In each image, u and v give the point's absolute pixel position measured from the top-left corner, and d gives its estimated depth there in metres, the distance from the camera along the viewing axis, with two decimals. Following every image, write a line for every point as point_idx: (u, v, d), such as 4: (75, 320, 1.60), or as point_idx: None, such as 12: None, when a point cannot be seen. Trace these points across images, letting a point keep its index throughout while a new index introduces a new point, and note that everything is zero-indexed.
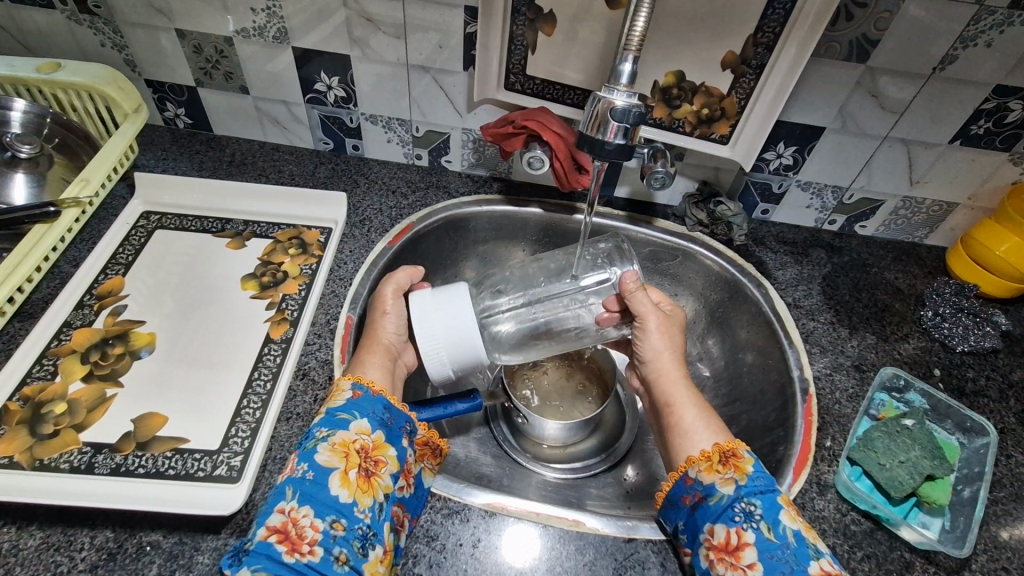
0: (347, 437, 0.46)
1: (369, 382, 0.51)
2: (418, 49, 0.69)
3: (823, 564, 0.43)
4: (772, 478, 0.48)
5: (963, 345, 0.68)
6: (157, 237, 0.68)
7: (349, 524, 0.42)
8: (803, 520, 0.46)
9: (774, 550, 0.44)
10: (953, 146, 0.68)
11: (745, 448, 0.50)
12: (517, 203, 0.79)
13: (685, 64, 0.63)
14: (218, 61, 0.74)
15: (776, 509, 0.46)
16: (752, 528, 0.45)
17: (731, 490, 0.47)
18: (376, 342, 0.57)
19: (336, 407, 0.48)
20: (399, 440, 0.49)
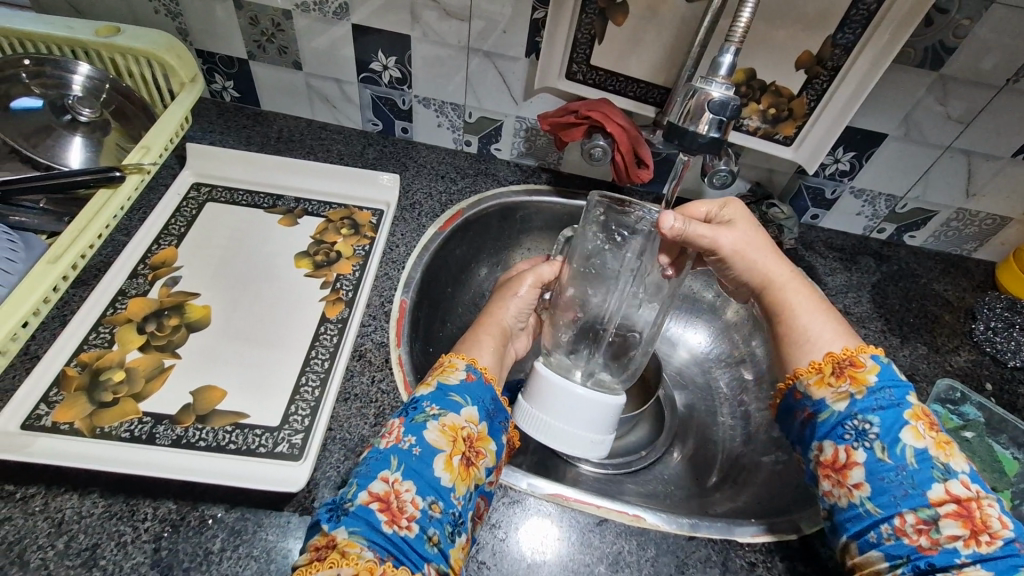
0: (457, 422, 0.46)
1: (481, 369, 0.52)
2: (481, 33, 0.68)
3: (949, 487, 0.40)
4: (898, 388, 0.45)
5: (1015, 360, 0.68)
6: (209, 210, 0.68)
7: (445, 508, 0.42)
8: (933, 436, 0.42)
9: (887, 471, 0.42)
10: (1016, 160, 0.68)
11: (867, 356, 0.46)
12: (567, 196, 0.78)
13: (756, 62, 0.62)
14: (274, 34, 0.73)
15: (897, 426, 0.43)
16: (864, 447, 0.43)
17: (844, 406, 0.45)
18: (492, 321, 0.59)
19: (450, 385, 0.48)
20: (497, 430, 0.49)
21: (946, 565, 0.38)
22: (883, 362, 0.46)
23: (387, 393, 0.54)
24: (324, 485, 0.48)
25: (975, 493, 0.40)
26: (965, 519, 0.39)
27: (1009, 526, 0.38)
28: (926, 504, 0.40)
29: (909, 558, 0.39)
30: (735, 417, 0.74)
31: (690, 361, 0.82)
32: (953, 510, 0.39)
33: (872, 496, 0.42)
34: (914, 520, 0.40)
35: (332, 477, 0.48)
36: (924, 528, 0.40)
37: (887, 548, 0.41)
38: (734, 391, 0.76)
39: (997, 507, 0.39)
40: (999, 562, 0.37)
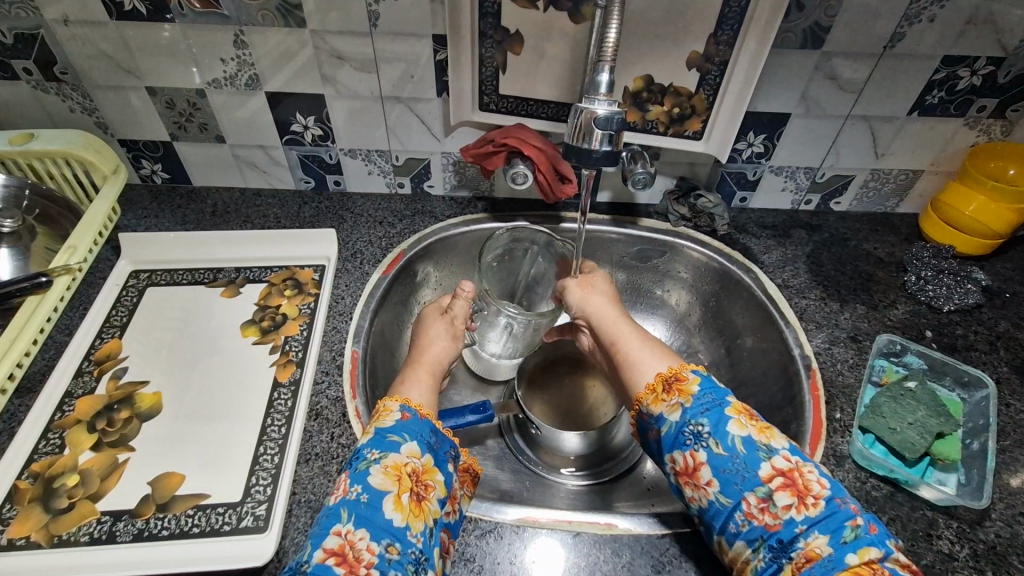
0: (398, 461, 0.46)
1: (416, 406, 0.51)
2: (391, 81, 0.70)
3: (774, 462, 0.44)
4: (718, 390, 0.48)
5: (948, 305, 0.71)
6: (149, 295, 0.68)
7: (403, 548, 0.41)
8: (753, 424, 0.46)
9: (726, 463, 0.45)
10: (912, 117, 0.72)
11: (689, 369, 0.50)
12: (504, 220, 0.81)
13: (651, 68, 0.65)
14: (191, 113, 0.75)
15: (723, 422, 0.46)
16: (703, 447, 0.46)
17: (679, 416, 0.48)
18: (425, 360, 0.58)
19: (387, 429, 0.48)
20: (441, 461, 0.49)
21: (788, 535, 0.41)
22: (703, 372, 0.50)
23: (348, 446, 0.55)
24: (293, 552, 0.48)
25: (795, 463, 0.44)
26: (791, 488, 0.43)
27: (825, 484, 0.43)
28: (761, 483, 0.43)
29: (763, 539, 0.42)
30: None
31: None
32: (781, 482, 0.43)
33: (720, 490, 0.44)
34: (757, 502, 0.43)
35: (301, 542, 0.48)
36: (765, 506, 0.43)
37: (745, 534, 0.43)
38: None
39: (814, 471, 0.44)
40: (827, 521, 0.41)
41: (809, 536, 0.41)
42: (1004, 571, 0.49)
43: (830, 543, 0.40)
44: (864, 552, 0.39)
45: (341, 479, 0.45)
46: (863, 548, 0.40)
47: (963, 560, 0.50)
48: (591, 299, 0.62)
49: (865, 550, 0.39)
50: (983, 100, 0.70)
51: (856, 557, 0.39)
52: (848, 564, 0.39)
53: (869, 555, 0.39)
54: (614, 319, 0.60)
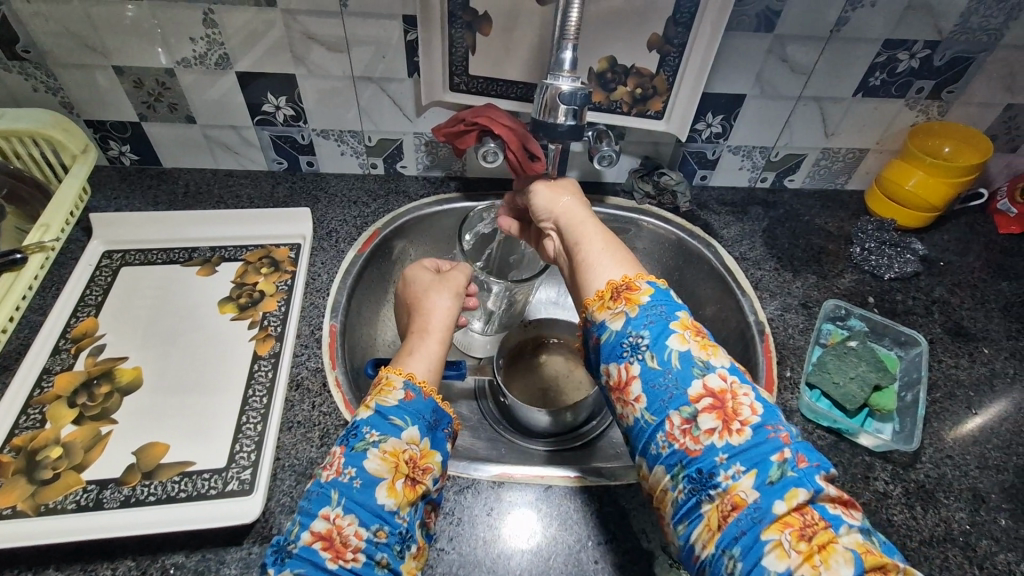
0: (397, 447, 0.46)
1: (420, 382, 0.51)
2: (363, 61, 0.71)
3: (706, 381, 0.43)
4: (668, 303, 0.47)
5: (889, 274, 0.76)
6: (124, 274, 0.68)
7: (391, 530, 0.43)
8: (696, 340, 0.45)
9: (657, 378, 0.44)
10: (857, 99, 0.77)
11: (642, 280, 0.48)
12: (475, 199, 0.83)
13: (615, 49, 0.68)
14: (161, 93, 0.74)
15: (663, 336, 0.45)
16: (637, 360, 0.45)
17: (621, 324, 0.46)
18: (433, 326, 0.58)
19: (388, 408, 0.48)
20: (439, 439, 0.49)
21: (708, 464, 0.40)
22: (657, 285, 0.48)
23: (329, 414, 0.57)
24: (280, 512, 0.50)
25: (730, 384, 0.42)
26: (718, 411, 0.41)
27: (756, 411, 0.41)
28: (688, 403, 0.42)
29: (682, 466, 0.41)
30: None
31: None
32: (710, 404, 0.42)
33: (647, 407, 0.43)
34: (682, 424, 0.42)
35: (287, 503, 0.51)
36: (688, 429, 0.42)
37: (665, 458, 0.42)
38: None
39: (748, 395, 0.42)
40: (749, 452, 0.40)
41: (730, 468, 0.39)
42: (931, 506, 0.55)
43: (754, 484, 0.39)
44: (792, 498, 0.38)
45: (338, 454, 0.46)
46: (791, 490, 0.38)
47: (896, 497, 0.55)
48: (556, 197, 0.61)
49: (794, 494, 0.38)
50: (921, 82, 0.76)
51: (783, 503, 0.38)
52: (775, 513, 0.37)
53: (798, 499, 0.38)
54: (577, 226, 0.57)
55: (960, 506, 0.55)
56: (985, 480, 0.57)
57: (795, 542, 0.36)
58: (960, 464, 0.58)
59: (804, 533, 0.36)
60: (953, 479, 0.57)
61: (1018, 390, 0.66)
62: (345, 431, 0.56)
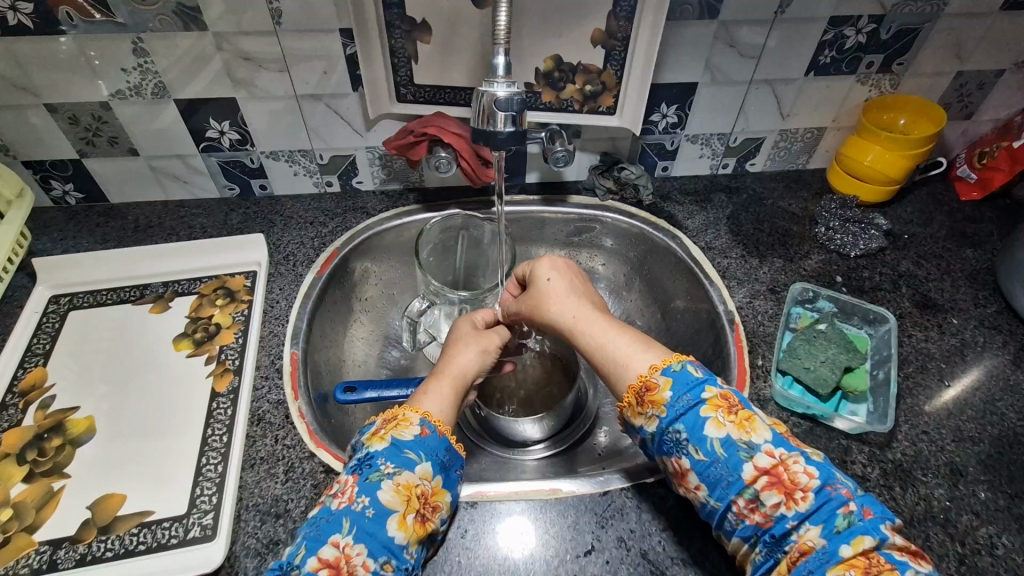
0: (411, 481, 0.46)
1: (436, 420, 0.51)
2: (305, 79, 0.69)
3: (756, 461, 0.43)
4: (692, 388, 0.47)
5: (855, 251, 0.76)
6: (72, 319, 0.65)
7: (397, 564, 0.44)
8: (731, 420, 0.45)
9: (708, 469, 0.44)
10: (809, 78, 0.77)
11: (658, 374, 0.48)
12: (436, 209, 0.81)
13: (560, 48, 0.67)
14: (98, 128, 0.72)
15: (699, 426, 0.45)
16: (684, 454, 0.46)
17: (657, 427, 0.47)
18: (450, 370, 0.57)
19: (405, 442, 0.48)
20: (451, 478, 0.50)
21: (780, 531, 0.42)
22: (673, 369, 0.48)
23: (293, 447, 0.55)
24: (245, 556, 0.48)
25: (778, 457, 0.43)
26: (777, 485, 0.42)
27: (812, 475, 0.42)
28: (747, 485, 0.43)
29: (758, 535, 0.43)
30: None
31: None
32: (767, 481, 0.43)
33: (709, 494, 0.45)
34: (746, 502, 0.43)
35: (253, 545, 0.49)
36: (754, 506, 0.43)
37: (740, 531, 0.44)
38: None
39: (800, 461, 0.43)
40: (816, 513, 0.41)
41: (801, 529, 0.41)
42: (910, 485, 0.55)
43: (822, 535, 0.40)
44: (859, 543, 0.39)
45: (351, 483, 0.46)
46: (857, 537, 0.40)
47: (874, 480, 0.55)
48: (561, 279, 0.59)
49: (860, 540, 0.39)
50: (870, 57, 0.75)
51: (849, 547, 0.39)
52: (842, 555, 0.39)
53: (863, 544, 0.39)
54: (586, 315, 0.55)
55: (938, 483, 0.55)
56: (961, 453, 0.57)
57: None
58: (936, 439, 0.58)
59: (871, 573, 0.38)
60: (929, 455, 0.57)
61: (989, 358, 0.66)
62: (311, 464, 0.54)
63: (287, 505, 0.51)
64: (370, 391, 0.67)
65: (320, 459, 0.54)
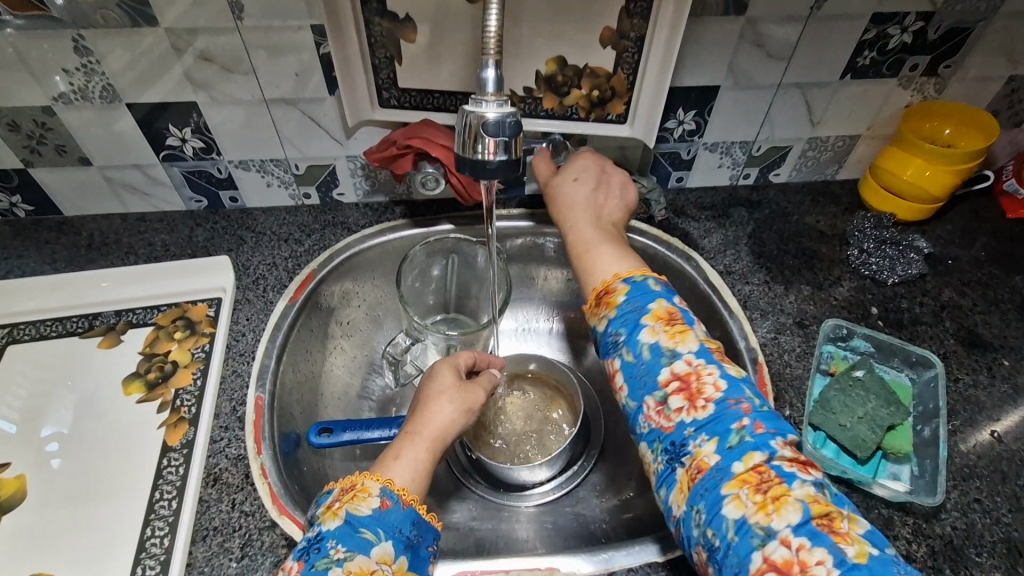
0: (365, 567, 0.39)
1: (400, 491, 0.44)
2: (273, 81, 0.61)
3: (673, 367, 0.46)
4: (644, 297, 0.50)
5: (893, 278, 0.68)
6: (11, 356, 0.58)
7: None
8: (666, 329, 0.48)
9: (634, 369, 0.47)
10: (845, 81, 0.68)
11: (619, 281, 0.52)
12: (426, 224, 0.73)
13: (564, 48, 0.58)
14: (42, 135, 0.64)
15: (637, 331, 0.48)
16: (618, 356, 0.49)
17: (604, 327, 0.51)
18: (428, 431, 0.49)
19: (362, 517, 0.42)
20: (419, 557, 0.43)
21: (679, 437, 0.43)
22: (634, 281, 0.52)
23: (252, 514, 0.48)
24: None
25: (695, 366, 0.45)
26: (685, 392, 0.45)
27: (718, 388, 0.44)
28: (660, 388, 0.46)
29: (659, 441, 0.45)
30: None
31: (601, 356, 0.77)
32: (677, 387, 0.45)
33: (628, 394, 0.47)
34: (657, 404, 0.45)
35: None
36: (661, 409, 0.45)
37: (647, 436, 0.46)
38: None
39: (713, 374, 0.45)
40: (714, 423, 0.43)
41: (698, 440, 0.42)
42: (961, 566, 0.47)
43: (717, 450, 0.41)
44: (749, 459, 0.40)
45: (295, 570, 0.39)
46: (748, 453, 0.41)
47: (920, 560, 0.48)
48: (563, 183, 0.61)
49: (750, 456, 0.40)
50: (915, 59, 0.67)
51: (741, 463, 0.40)
52: (735, 472, 0.40)
53: (754, 459, 0.40)
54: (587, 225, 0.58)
55: (993, 564, 0.47)
56: (1019, 526, 0.50)
57: (752, 496, 0.39)
58: (989, 509, 0.50)
59: (760, 488, 0.39)
60: (982, 529, 0.49)
61: None
62: (273, 535, 0.47)
63: None
64: (348, 434, 0.60)
65: (282, 531, 0.47)
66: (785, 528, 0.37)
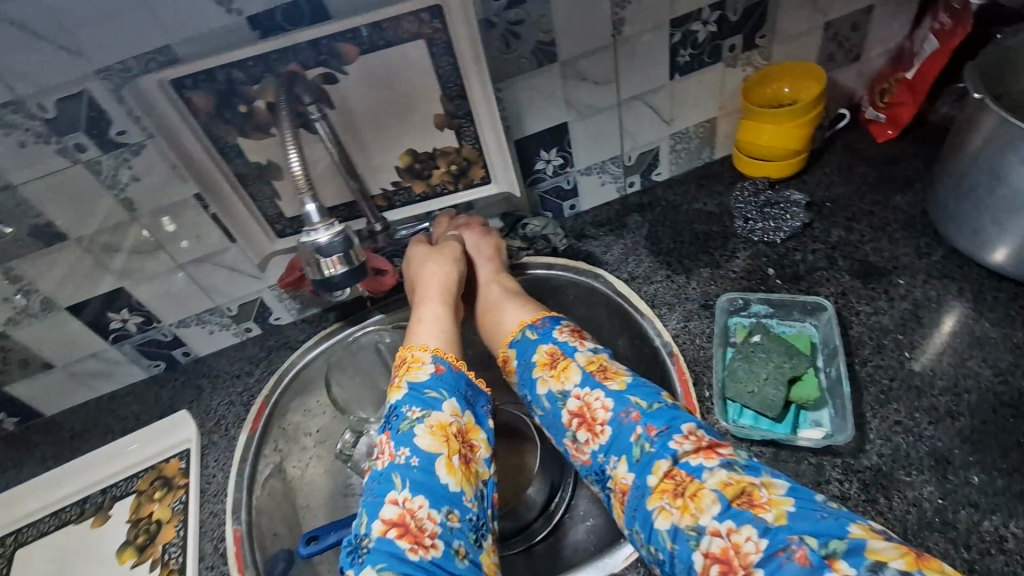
0: (442, 421, 0.50)
1: (445, 355, 0.57)
2: (181, 248, 0.69)
3: (568, 407, 0.52)
4: (527, 353, 0.58)
5: (780, 236, 0.72)
6: (19, 560, 0.64)
7: (461, 515, 0.47)
8: (551, 373, 0.54)
9: (546, 416, 0.54)
10: (676, 80, 0.74)
11: (508, 347, 0.60)
12: (357, 322, 0.79)
13: (409, 141, 0.66)
14: (4, 356, 0.72)
15: (532, 386, 0.56)
16: (532, 409, 0.56)
17: (514, 388, 0.58)
18: (433, 290, 0.65)
19: (421, 381, 0.54)
20: (480, 415, 0.55)
21: (599, 469, 0.49)
22: (517, 341, 0.60)
23: None
24: None
25: (583, 399, 0.51)
26: (585, 425, 0.51)
27: (606, 409, 0.50)
28: (568, 428, 0.52)
29: (589, 476, 0.50)
30: None
31: None
32: (579, 422, 0.51)
33: (553, 440, 0.54)
34: (572, 444, 0.52)
35: None
36: (578, 447, 0.51)
37: (583, 474, 0.52)
38: None
39: (599, 399, 0.51)
40: (618, 443, 0.48)
41: (613, 466, 0.48)
42: (893, 491, 0.49)
43: (630, 469, 0.47)
44: (658, 470, 0.45)
45: (386, 442, 0.50)
46: (655, 464, 0.45)
47: (855, 496, 0.50)
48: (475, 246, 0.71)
49: (658, 466, 0.45)
50: (729, 41, 0.73)
51: (654, 476, 0.45)
52: (651, 485, 0.45)
53: (662, 469, 0.45)
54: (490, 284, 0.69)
55: (923, 479, 0.49)
56: (941, 435, 0.52)
57: (672, 502, 0.43)
58: (911, 427, 0.53)
59: (676, 492, 0.43)
60: (908, 449, 0.51)
61: (947, 312, 0.61)
62: None
63: None
64: (332, 535, 0.63)
65: None
66: (709, 522, 0.41)
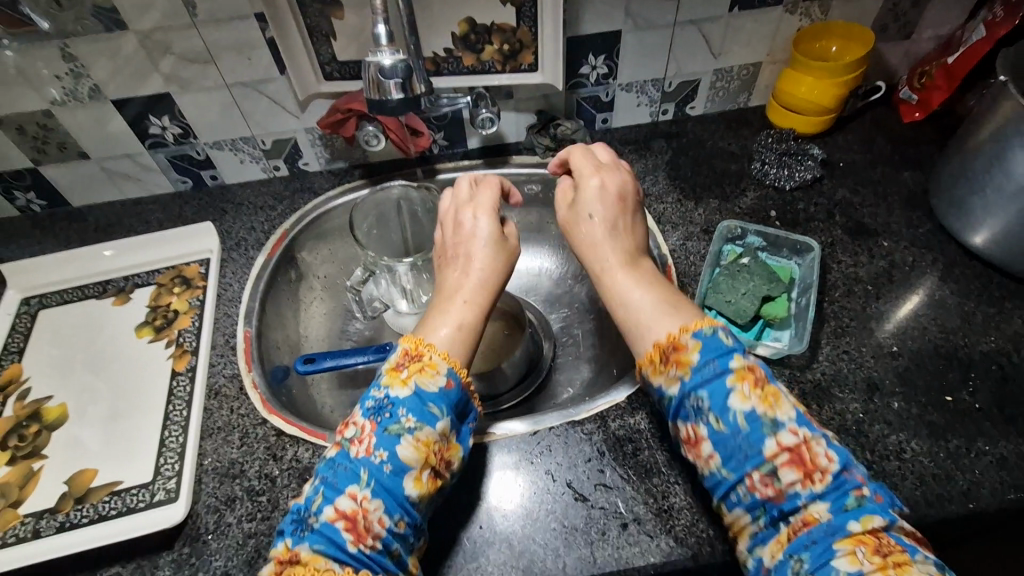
0: (430, 437, 0.47)
1: (459, 370, 0.51)
2: (231, 67, 0.71)
3: (780, 439, 0.43)
4: (721, 355, 0.46)
5: (790, 184, 0.77)
6: (43, 318, 0.70)
7: (409, 521, 0.45)
8: (758, 393, 0.45)
9: (727, 440, 0.44)
10: (733, 14, 0.76)
11: (689, 336, 0.47)
12: (381, 181, 0.84)
13: (470, 10, 0.69)
14: (46, 135, 0.75)
15: (724, 395, 0.45)
16: (704, 422, 0.45)
17: (679, 389, 0.47)
18: (465, 294, 0.56)
19: (429, 392, 0.48)
20: (465, 430, 0.51)
21: (791, 507, 0.42)
22: (704, 333, 0.47)
23: (247, 415, 0.60)
24: (205, 512, 0.53)
25: (802, 437, 0.43)
26: (797, 464, 0.42)
27: (832, 459, 0.43)
28: (764, 460, 0.43)
29: (764, 509, 0.43)
30: (592, 319, 0.82)
31: (551, 283, 0.88)
32: (787, 458, 0.43)
33: (723, 464, 0.45)
34: (762, 476, 0.43)
35: (212, 503, 0.54)
36: (769, 481, 0.43)
37: (746, 503, 0.44)
38: (583, 294, 0.84)
39: (821, 444, 0.44)
40: (830, 493, 0.42)
41: (812, 506, 0.42)
42: (827, 402, 0.57)
43: (829, 510, 0.41)
44: (867, 521, 0.41)
45: (369, 431, 0.47)
46: (866, 516, 0.41)
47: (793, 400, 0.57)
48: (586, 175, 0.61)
49: (869, 519, 0.41)
50: None
51: (858, 524, 0.41)
52: (850, 530, 0.40)
53: (872, 523, 0.41)
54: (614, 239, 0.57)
55: (855, 398, 0.57)
56: (881, 368, 0.59)
57: (870, 556, 0.39)
58: (856, 357, 0.60)
59: (880, 551, 0.39)
60: (848, 373, 0.59)
61: (917, 276, 0.67)
62: (264, 428, 0.59)
63: (242, 467, 0.56)
64: (328, 361, 0.69)
65: (272, 424, 0.59)
66: None
